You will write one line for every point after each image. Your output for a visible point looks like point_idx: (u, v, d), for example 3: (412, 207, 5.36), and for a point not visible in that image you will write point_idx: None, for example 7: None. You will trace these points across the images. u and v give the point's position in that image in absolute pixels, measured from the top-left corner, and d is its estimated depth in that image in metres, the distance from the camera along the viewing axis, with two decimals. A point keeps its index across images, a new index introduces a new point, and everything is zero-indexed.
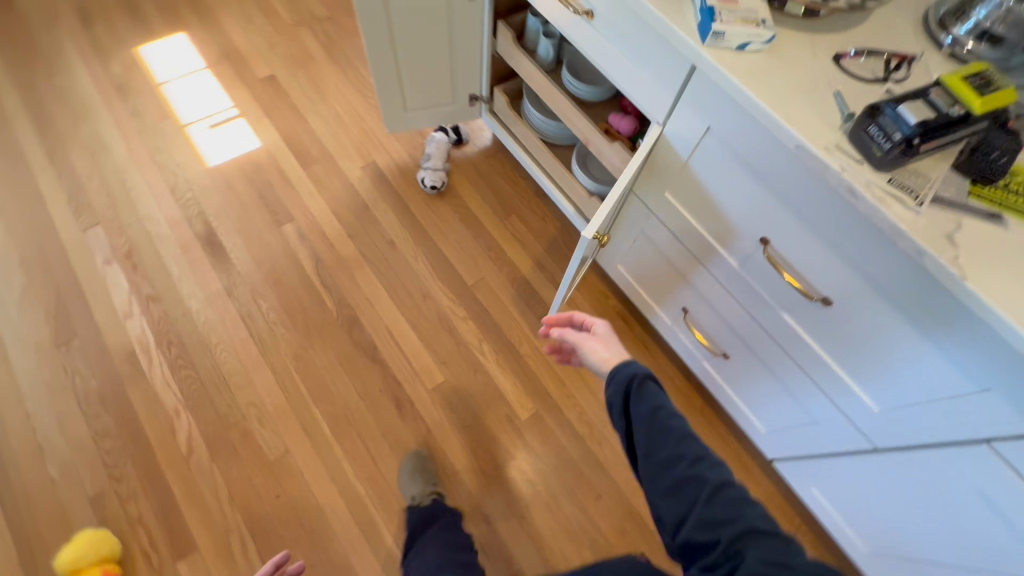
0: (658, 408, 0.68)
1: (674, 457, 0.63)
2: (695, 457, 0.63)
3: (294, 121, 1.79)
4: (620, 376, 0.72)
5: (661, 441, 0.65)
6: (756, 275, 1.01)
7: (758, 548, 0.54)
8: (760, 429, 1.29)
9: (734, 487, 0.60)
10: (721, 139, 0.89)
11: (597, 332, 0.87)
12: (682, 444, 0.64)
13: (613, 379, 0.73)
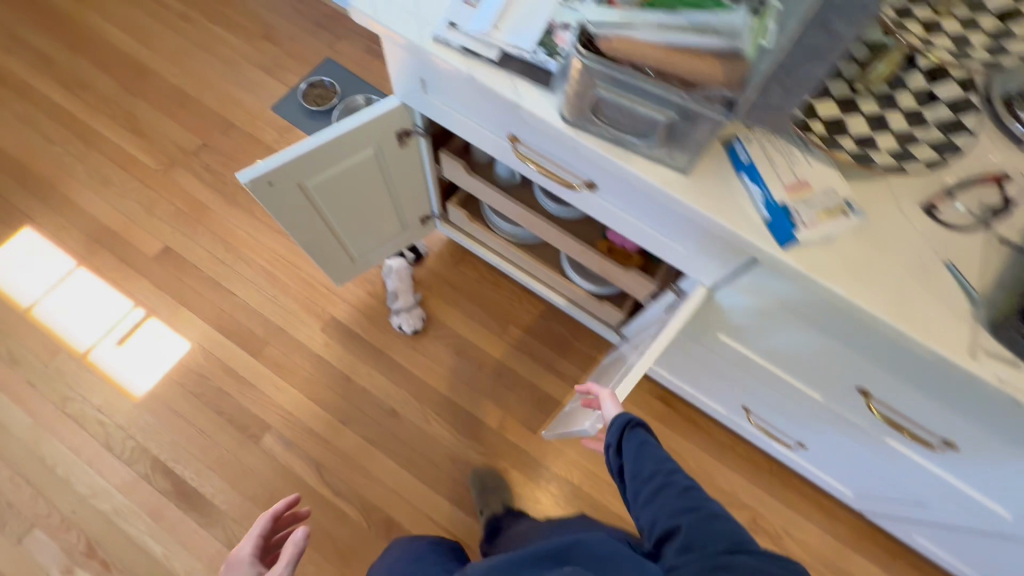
0: (644, 438, 0.79)
1: (653, 473, 0.72)
2: (670, 469, 0.72)
3: (218, 299, 1.47)
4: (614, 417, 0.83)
5: (644, 461, 0.75)
6: (848, 408, 0.89)
7: (717, 531, 0.60)
8: (848, 493, 1.23)
9: (699, 490, 0.69)
10: (800, 312, 0.74)
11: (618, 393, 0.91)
12: (661, 463, 0.73)
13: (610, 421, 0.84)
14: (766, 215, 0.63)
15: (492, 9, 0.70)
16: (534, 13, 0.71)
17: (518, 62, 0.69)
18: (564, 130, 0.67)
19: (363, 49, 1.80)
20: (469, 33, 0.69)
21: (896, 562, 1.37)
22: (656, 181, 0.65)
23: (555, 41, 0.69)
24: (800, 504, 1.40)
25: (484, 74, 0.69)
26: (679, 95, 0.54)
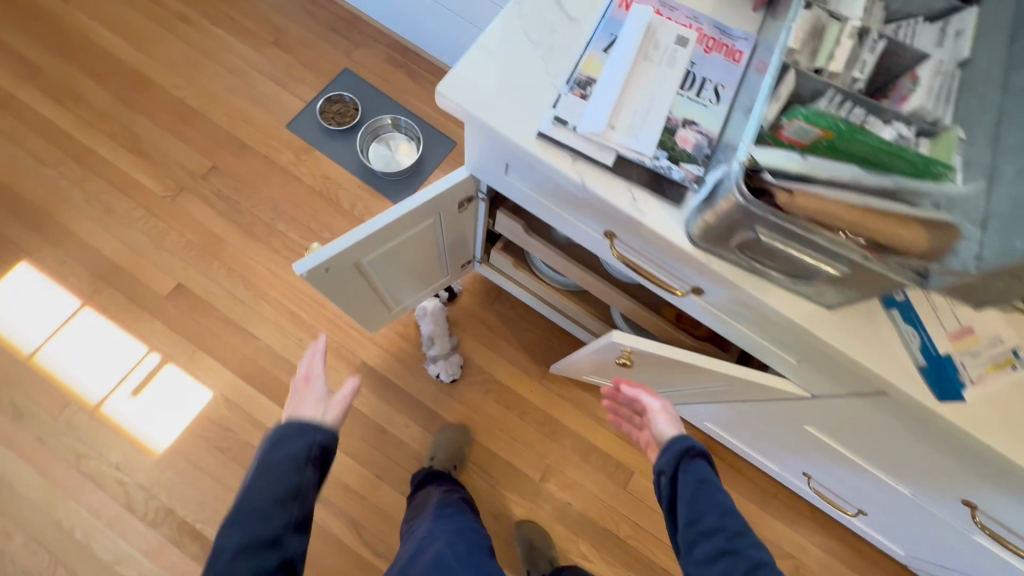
0: (706, 479, 0.70)
1: (713, 529, 0.66)
2: (735, 531, 0.66)
3: (240, 343, 1.37)
4: (675, 445, 0.74)
5: (704, 511, 0.68)
6: (937, 505, 0.87)
7: None
8: (899, 552, 1.23)
9: (767, 567, 0.63)
10: (922, 434, 0.70)
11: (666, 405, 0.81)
12: (724, 520, 0.66)
13: (668, 447, 0.74)
14: (921, 361, 0.57)
15: (608, 103, 0.60)
16: (652, 107, 0.62)
17: (637, 168, 0.61)
18: (692, 252, 0.59)
19: (384, 58, 1.66)
20: (580, 132, 0.60)
21: None
22: (797, 318, 0.58)
23: (679, 144, 0.61)
24: (843, 551, 1.39)
25: (599, 183, 0.60)
26: (861, 255, 0.47)
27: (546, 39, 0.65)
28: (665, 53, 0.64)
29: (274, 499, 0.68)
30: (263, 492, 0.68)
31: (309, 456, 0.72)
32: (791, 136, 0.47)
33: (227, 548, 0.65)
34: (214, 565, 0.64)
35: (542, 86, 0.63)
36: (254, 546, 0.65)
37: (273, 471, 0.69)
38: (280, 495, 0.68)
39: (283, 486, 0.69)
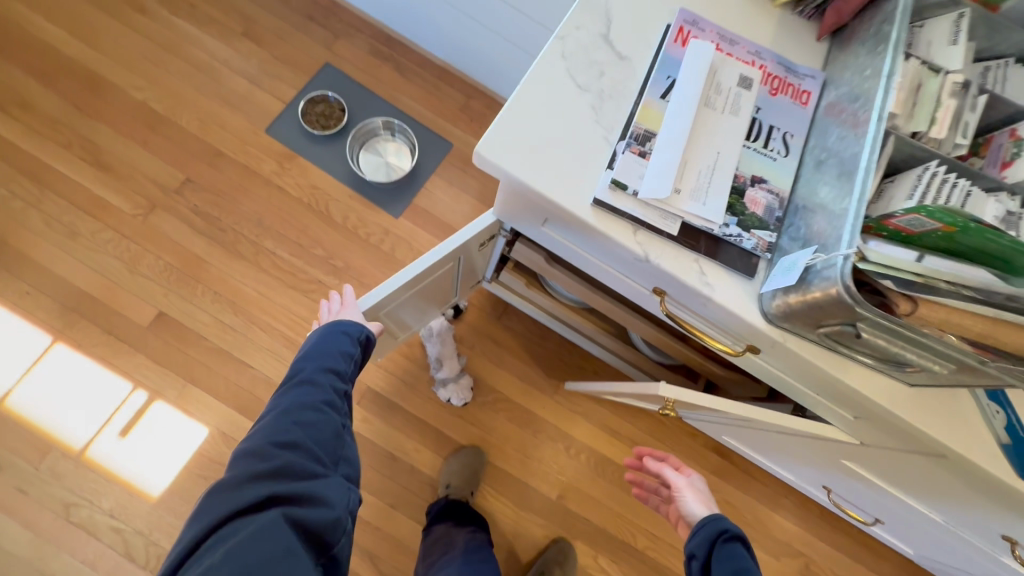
0: (743, 569, 0.66)
1: None
2: None
3: (233, 373, 1.28)
4: (706, 528, 0.72)
5: None
6: (969, 533, 0.87)
7: None
8: (908, 549, 1.27)
9: None
10: (979, 491, 0.68)
11: (692, 483, 0.81)
12: None
13: (697, 530, 0.72)
14: (1004, 438, 0.54)
15: (673, 162, 0.54)
16: (718, 164, 0.55)
17: (704, 237, 0.54)
18: (766, 330, 0.54)
19: (368, 50, 1.52)
20: (642, 197, 0.53)
21: None
22: (878, 398, 0.54)
23: (749, 207, 0.55)
24: (850, 545, 1.43)
25: (662, 255, 0.54)
26: (974, 357, 0.42)
27: (595, 83, 0.57)
28: (728, 97, 0.57)
29: (341, 346, 0.73)
30: (333, 340, 0.73)
31: (362, 337, 0.76)
32: (902, 225, 0.43)
33: (303, 371, 0.69)
34: (292, 381, 0.69)
35: (594, 141, 0.55)
36: (328, 373, 0.70)
37: (338, 330, 0.74)
38: (345, 343, 0.73)
39: (347, 337, 0.74)
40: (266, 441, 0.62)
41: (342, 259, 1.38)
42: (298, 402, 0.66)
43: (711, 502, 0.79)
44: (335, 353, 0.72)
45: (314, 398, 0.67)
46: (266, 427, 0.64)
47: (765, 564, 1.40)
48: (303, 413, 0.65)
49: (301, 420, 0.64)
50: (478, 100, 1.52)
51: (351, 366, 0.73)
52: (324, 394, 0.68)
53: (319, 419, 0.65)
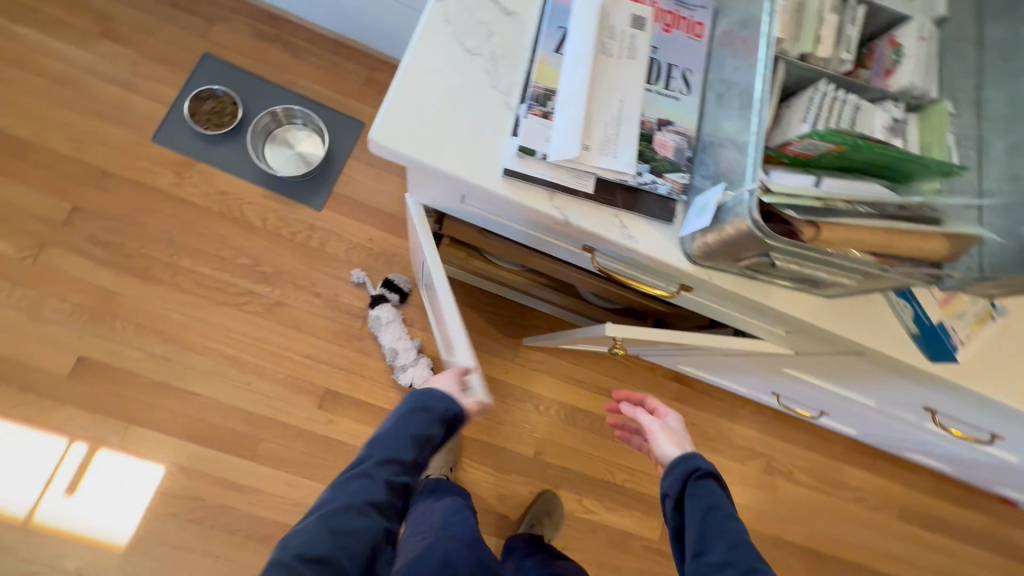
0: (713, 506, 0.72)
1: (722, 563, 0.67)
2: (747, 565, 0.67)
3: (179, 404, 1.21)
4: (679, 468, 0.76)
5: (712, 542, 0.69)
6: (899, 410, 0.96)
7: None
8: (851, 430, 1.40)
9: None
10: (900, 377, 0.74)
11: (667, 425, 0.85)
12: (732, 551, 0.68)
13: (672, 471, 0.77)
14: (914, 329, 0.58)
15: (577, 117, 0.52)
16: (623, 113, 0.54)
17: (619, 189, 0.54)
18: (692, 270, 0.55)
19: (250, 32, 1.38)
20: (551, 160, 0.52)
21: (877, 459, 1.62)
22: (803, 315, 0.57)
23: (659, 151, 0.55)
24: (802, 437, 1.57)
25: (581, 215, 0.53)
26: (878, 267, 0.44)
27: (485, 45, 0.54)
28: (624, 41, 0.56)
29: (418, 429, 0.73)
30: (407, 421, 0.74)
31: (446, 417, 0.75)
32: (798, 151, 0.45)
33: (370, 457, 0.71)
34: (358, 465, 0.71)
35: (494, 108, 0.53)
36: (391, 464, 0.71)
37: (416, 409, 0.75)
38: (419, 431, 0.73)
39: (422, 423, 0.74)
40: (309, 532, 0.64)
41: (270, 264, 1.30)
42: (353, 494, 0.68)
43: (686, 440, 0.83)
44: (407, 439, 0.73)
45: (369, 495, 0.68)
46: (317, 511, 0.66)
47: (733, 471, 1.51)
48: (352, 511, 0.66)
49: (348, 512, 0.66)
50: (382, 71, 1.44)
51: (417, 455, 0.73)
52: (379, 490, 0.69)
53: (362, 526, 0.66)
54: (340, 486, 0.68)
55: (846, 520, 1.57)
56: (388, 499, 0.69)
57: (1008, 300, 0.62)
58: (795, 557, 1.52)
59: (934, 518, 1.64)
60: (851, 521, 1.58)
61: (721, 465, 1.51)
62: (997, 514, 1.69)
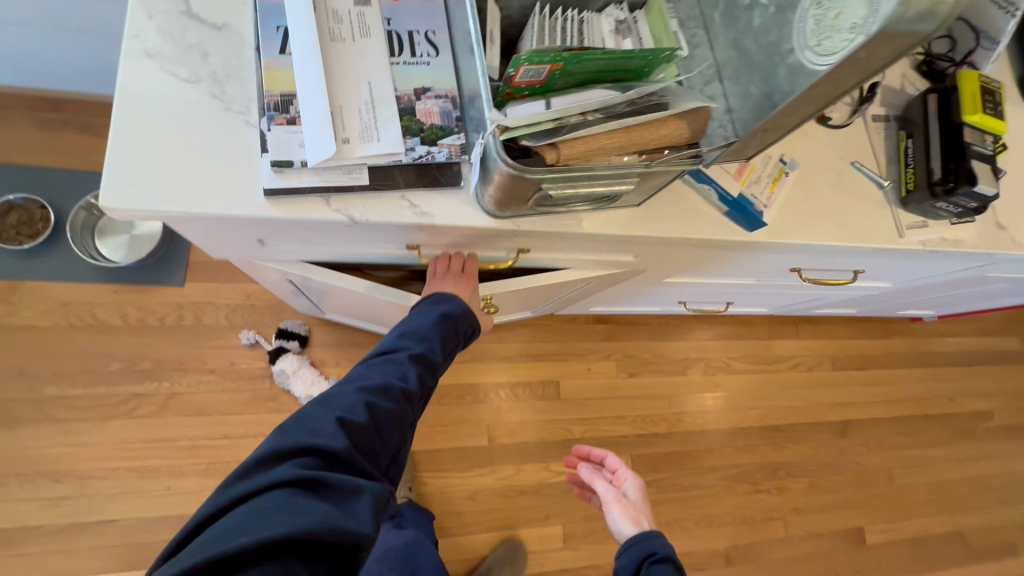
0: None
1: None
2: None
3: (98, 538, 1.11)
4: (633, 549, 0.81)
5: None
6: (777, 278, 1.01)
7: None
8: (764, 309, 1.48)
9: None
10: (747, 253, 0.78)
11: (625, 495, 0.90)
12: None
13: (626, 552, 0.81)
14: (724, 208, 0.60)
15: (322, 113, 0.49)
16: (374, 95, 0.52)
17: (397, 171, 0.52)
18: (499, 226, 0.55)
19: (34, 124, 1.24)
20: (311, 165, 0.49)
21: (797, 324, 1.74)
22: (618, 230, 0.58)
23: (424, 121, 0.53)
24: (729, 329, 1.65)
25: (366, 211, 0.51)
26: (641, 164, 0.45)
27: (203, 68, 0.50)
28: (352, 22, 0.53)
29: (446, 335, 0.74)
30: (439, 321, 0.74)
31: (468, 331, 0.78)
32: (526, 80, 0.43)
33: (399, 346, 0.70)
34: (384, 354, 0.70)
35: (234, 131, 0.49)
36: (418, 361, 0.70)
37: (445, 314, 0.74)
38: (449, 335, 0.74)
39: (452, 330, 0.75)
40: (343, 406, 0.60)
41: (148, 359, 1.20)
42: (389, 378, 0.66)
43: (647, 512, 0.89)
44: (437, 340, 0.73)
45: (402, 385, 0.66)
46: (348, 386, 0.63)
47: (679, 384, 1.57)
48: (384, 395, 0.64)
49: (381, 393, 0.64)
50: None
51: (441, 359, 0.73)
52: (409, 384, 0.67)
53: (395, 411, 0.64)
54: (373, 369, 0.67)
55: (788, 388, 1.68)
56: (417, 392, 0.68)
57: (797, 152, 0.66)
58: (757, 438, 1.61)
59: (860, 357, 1.79)
60: (793, 387, 1.69)
61: (667, 383, 1.56)
62: (911, 333, 1.86)
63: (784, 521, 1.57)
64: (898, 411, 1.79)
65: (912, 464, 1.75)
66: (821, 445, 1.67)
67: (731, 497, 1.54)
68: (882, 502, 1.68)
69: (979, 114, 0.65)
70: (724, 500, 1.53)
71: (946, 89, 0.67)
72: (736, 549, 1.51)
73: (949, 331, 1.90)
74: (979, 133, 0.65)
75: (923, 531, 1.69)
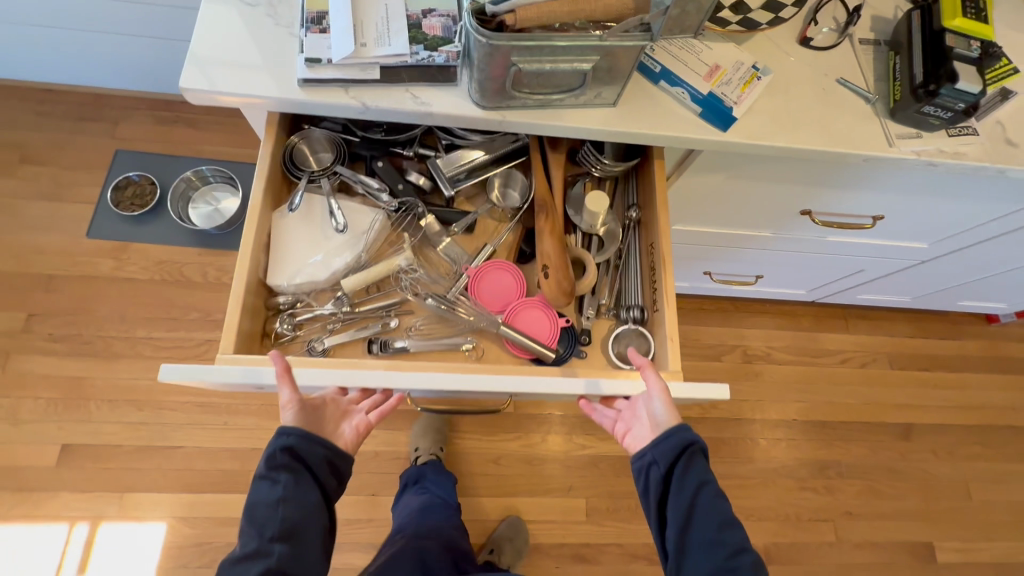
0: (703, 482, 0.67)
1: (712, 543, 0.65)
2: (734, 545, 0.65)
3: (164, 460, 1.26)
4: (675, 438, 0.67)
5: (702, 521, 0.66)
6: (795, 230, 1.01)
7: None
8: (801, 292, 1.43)
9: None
10: (743, 177, 0.81)
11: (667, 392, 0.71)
12: (722, 529, 0.66)
13: (665, 441, 0.68)
14: (697, 109, 0.66)
15: (345, 23, 0.62)
16: (390, 12, 0.64)
17: (403, 71, 0.63)
18: (487, 117, 0.64)
19: (152, 120, 1.52)
20: (336, 62, 0.61)
21: (847, 318, 1.65)
22: (595, 125, 0.65)
23: (428, 33, 0.64)
24: (769, 319, 1.61)
25: (377, 100, 0.63)
26: (597, 36, 0.54)
27: None
28: None
29: (268, 503, 0.62)
30: (256, 490, 0.63)
31: (293, 465, 0.64)
32: None
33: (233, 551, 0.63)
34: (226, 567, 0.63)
35: (280, 39, 0.64)
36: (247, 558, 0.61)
37: (262, 474, 0.63)
38: (268, 504, 0.62)
39: (268, 491, 0.63)
40: None
41: (220, 311, 1.39)
42: None
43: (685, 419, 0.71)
44: (259, 516, 0.62)
45: None
46: None
47: (713, 369, 1.54)
48: None
49: None
50: None
51: (274, 529, 0.62)
52: None
53: None
54: None
55: (839, 385, 1.58)
56: None
57: (772, 65, 0.71)
58: (802, 434, 1.52)
59: (924, 358, 1.65)
60: (843, 384, 1.59)
61: (700, 368, 1.54)
62: (986, 335, 1.70)
63: (834, 525, 1.45)
64: (976, 419, 1.61)
65: (995, 479, 1.55)
66: (880, 448, 1.53)
67: (772, 492, 1.45)
68: (956, 518, 1.50)
69: (959, 19, 0.67)
70: (763, 494, 1.45)
71: (928, 4, 0.70)
72: (776, 547, 1.41)
73: None
74: (964, 39, 0.67)
75: (1011, 557, 1.49)
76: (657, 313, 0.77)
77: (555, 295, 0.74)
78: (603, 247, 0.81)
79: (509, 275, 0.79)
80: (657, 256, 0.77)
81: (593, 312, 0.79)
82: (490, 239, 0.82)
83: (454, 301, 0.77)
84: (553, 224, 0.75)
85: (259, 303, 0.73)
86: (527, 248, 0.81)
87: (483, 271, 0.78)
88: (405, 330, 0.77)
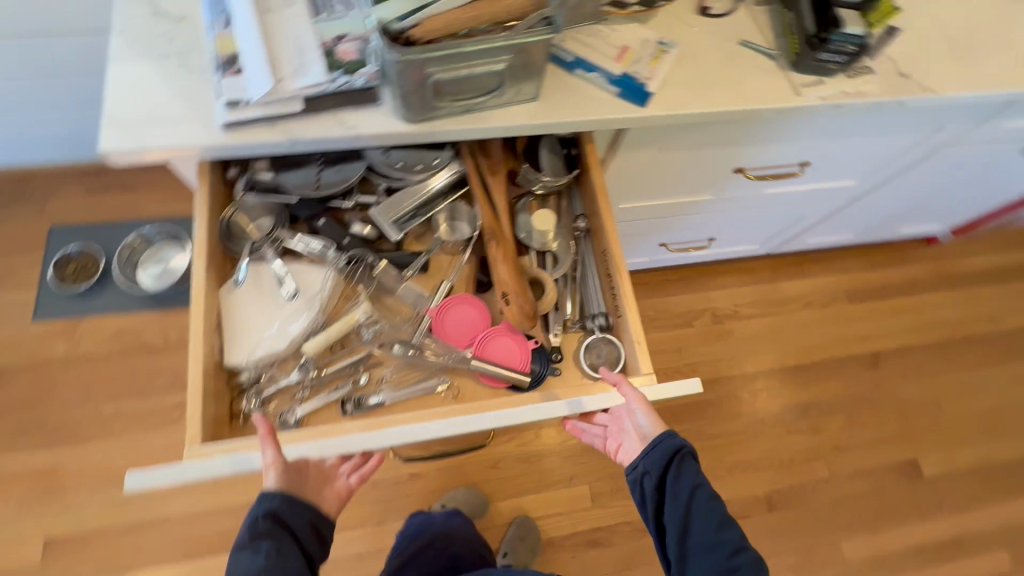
0: (696, 486, 0.67)
1: (712, 545, 0.65)
2: (734, 546, 0.66)
3: (156, 534, 1.22)
4: (664, 445, 0.68)
5: (700, 525, 0.66)
6: (732, 189, 1.05)
7: None
8: (755, 248, 1.49)
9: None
10: (672, 147, 0.85)
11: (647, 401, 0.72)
12: (720, 531, 0.66)
13: (655, 449, 0.68)
14: (616, 90, 0.70)
15: (259, 62, 0.62)
16: (301, 44, 0.64)
17: (325, 99, 0.64)
18: (415, 131, 0.65)
19: (83, 190, 1.48)
20: (255, 100, 0.62)
21: (802, 264, 1.72)
22: (522, 120, 0.67)
23: (343, 58, 0.64)
24: (730, 279, 1.66)
25: (303, 132, 0.63)
26: (503, 36, 0.56)
27: (170, 48, 0.66)
28: None
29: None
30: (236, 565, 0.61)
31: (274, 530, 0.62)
32: None
33: None
34: None
35: (196, 88, 0.64)
36: None
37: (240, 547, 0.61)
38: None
39: (248, 562, 0.60)
40: None
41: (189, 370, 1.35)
42: None
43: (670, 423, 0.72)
44: None
45: None
46: None
47: (686, 336, 1.58)
48: None
49: None
50: None
51: None
52: None
53: None
54: None
55: (806, 328, 1.65)
56: None
57: (677, 37, 0.75)
58: (781, 382, 1.57)
59: (879, 288, 1.74)
60: (810, 326, 1.66)
61: (674, 336, 1.58)
62: (930, 256, 1.80)
63: (826, 461, 1.51)
64: (935, 336, 1.70)
65: (962, 388, 1.65)
66: (854, 381, 1.61)
67: (763, 442, 1.50)
68: (934, 431, 1.58)
69: None
70: (755, 446, 1.50)
71: None
72: (776, 494, 1.46)
73: (972, 248, 1.83)
74: None
75: (988, 458, 1.58)
76: (620, 319, 0.77)
77: (520, 320, 0.75)
78: (558, 263, 0.82)
79: (471, 307, 0.78)
80: (611, 265, 0.78)
81: (560, 329, 0.79)
82: (446, 274, 0.80)
83: (420, 344, 0.76)
84: (505, 250, 0.76)
85: (221, 387, 0.72)
86: (484, 276, 0.80)
87: (445, 307, 0.77)
88: (377, 383, 0.75)
